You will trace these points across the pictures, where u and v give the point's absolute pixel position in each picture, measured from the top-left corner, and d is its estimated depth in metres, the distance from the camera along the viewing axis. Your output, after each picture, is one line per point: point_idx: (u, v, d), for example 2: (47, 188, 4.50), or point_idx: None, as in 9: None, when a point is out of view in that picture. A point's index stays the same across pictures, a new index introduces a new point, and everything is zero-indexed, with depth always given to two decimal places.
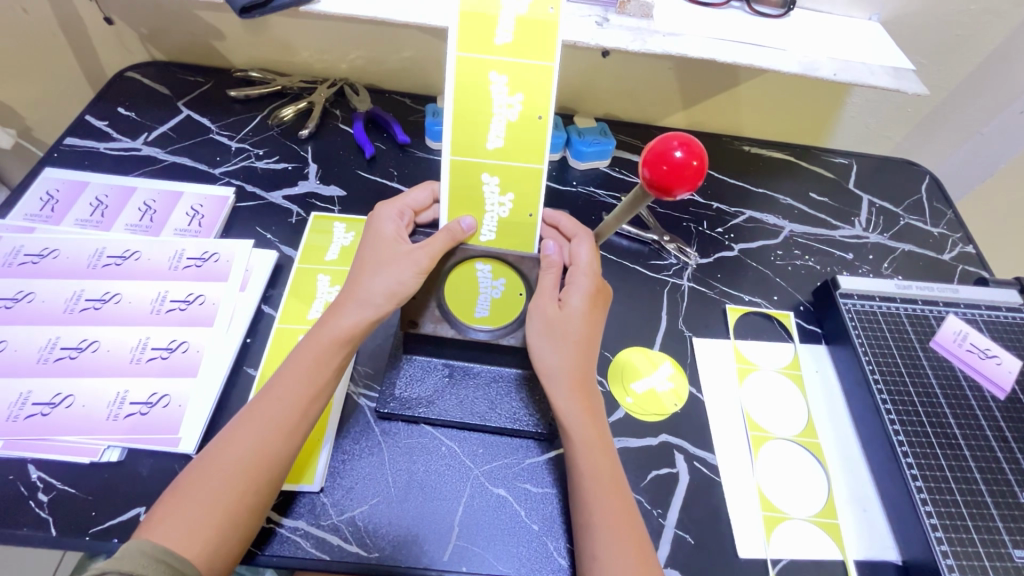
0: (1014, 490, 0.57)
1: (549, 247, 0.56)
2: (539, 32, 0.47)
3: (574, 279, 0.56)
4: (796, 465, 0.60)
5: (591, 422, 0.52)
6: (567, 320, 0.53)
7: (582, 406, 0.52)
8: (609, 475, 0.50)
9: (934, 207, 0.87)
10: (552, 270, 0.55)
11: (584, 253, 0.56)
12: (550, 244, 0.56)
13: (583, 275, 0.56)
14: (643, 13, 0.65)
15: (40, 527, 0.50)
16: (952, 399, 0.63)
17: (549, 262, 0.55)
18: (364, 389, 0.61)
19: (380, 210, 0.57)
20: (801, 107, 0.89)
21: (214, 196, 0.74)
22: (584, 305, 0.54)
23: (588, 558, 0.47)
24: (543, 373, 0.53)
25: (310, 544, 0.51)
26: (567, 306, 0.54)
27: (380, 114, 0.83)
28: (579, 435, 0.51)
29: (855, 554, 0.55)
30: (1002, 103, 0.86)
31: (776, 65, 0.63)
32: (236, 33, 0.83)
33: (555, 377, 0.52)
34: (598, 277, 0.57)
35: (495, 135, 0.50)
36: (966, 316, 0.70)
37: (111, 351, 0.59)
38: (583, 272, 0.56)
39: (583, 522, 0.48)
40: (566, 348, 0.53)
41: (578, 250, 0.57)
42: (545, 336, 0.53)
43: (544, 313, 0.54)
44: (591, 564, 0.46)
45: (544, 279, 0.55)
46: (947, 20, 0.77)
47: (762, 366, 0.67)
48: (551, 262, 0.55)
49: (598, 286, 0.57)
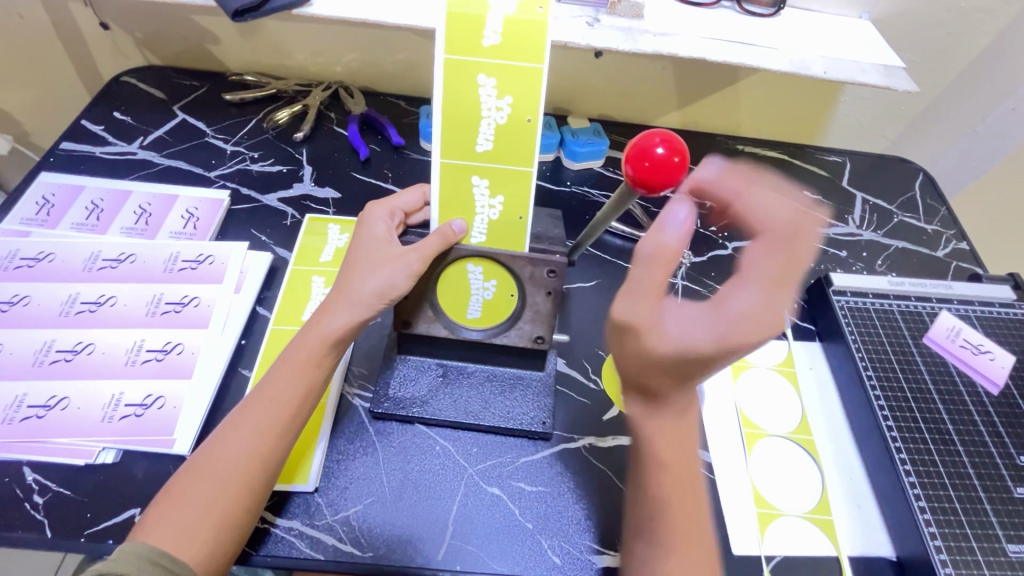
0: (1008, 484, 0.57)
1: (680, 213, 0.42)
2: (527, 32, 0.46)
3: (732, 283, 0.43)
4: (790, 463, 0.60)
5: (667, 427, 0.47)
6: (679, 342, 0.40)
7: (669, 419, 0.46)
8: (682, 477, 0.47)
9: (928, 204, 0.88)
10: (670, 255, 0.41)
11: (769, 262, 0.42)
12: (688, 211, 0.43)
13: (752, 290, 0.41)
14: (634, 13, 0.65)
15: (35, 528, 0.50)
16: (946, 395, 0.63)
17: (675, 243, 0.42)
18: (359, 389, 0.62)
19: (371, 211, 0.57)
20: (794, 106, 0.90)
21: (209, 200, 0.74)
22: (718, 329, 0.40)
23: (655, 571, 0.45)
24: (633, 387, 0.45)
25: (304, 544, 0.51)
26: (688, 323, 0.41)
27: (375, 116, 0.84)
28: (660, 459, 0.46)
29: (848, 550, 0.56)
30: (996, 99, 0.86)
31: (767, 64, 0.64)
32: (232, 37, 0.84)
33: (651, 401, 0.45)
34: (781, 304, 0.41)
35: (485, 138, 0.50)
36: (959, 312, 0.69)
37: (106, 353, 0.59)
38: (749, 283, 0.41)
39: (644, 532, 0.46)
40: (669, 369, 0.41)
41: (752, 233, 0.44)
42: (638, 340, 0.42)
43: (646, 306, 0.42)
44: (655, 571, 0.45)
45: (656, 263, 0.42)
46: (937, 17, 0.78)
47: (756, 364, 0.67)
48: (672, 241, 0.42)
49: (768, 328, 0.41)
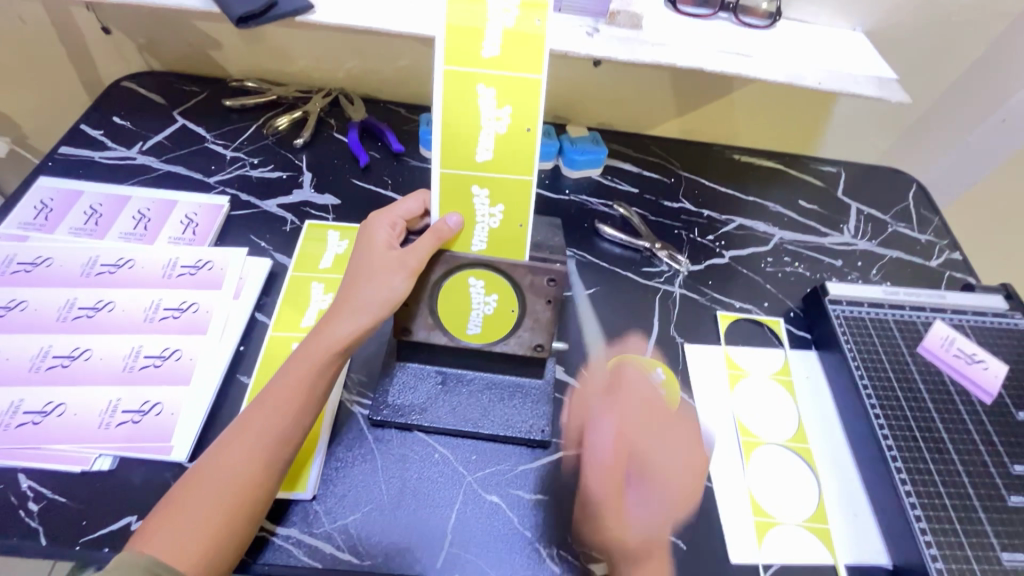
0: (1001, 492, 0.58)
1: (602, 437, 0.58)
2: (526, 43, 0.47)
3: (659, 430, 0.59)
4: (785, 470, 0.60)
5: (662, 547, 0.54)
6: (645, 531, 0.54)
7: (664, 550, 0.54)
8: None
9: (921, 214, 0.89)
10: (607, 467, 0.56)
11: (656, 446, 0.58)
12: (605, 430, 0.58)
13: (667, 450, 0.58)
14: (632, 24, 0.66)
15: (30, 536, 0.50)
16: (940, 405, 0.63)
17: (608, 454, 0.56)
18: (358, 397, 0.61)
19: (373, 222, 0.57)
20: (789, 118, 0.91)
21: (208, 205, 0.74)
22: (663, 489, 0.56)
23: None
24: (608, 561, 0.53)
25: (302, 552, 0.51)
26: (642, 515, 0.55)
27: (374, 123, 0.84)
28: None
29: (845, 558, 0.56)
30: (985, 112, 0.88)
31: (764, 74, 0.64)
32: (233, 42, 0.85)
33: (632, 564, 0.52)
34: (688, 486, 0.58)
35: (484, 147, 0.49)
36: (952, 321, 0.70)
37: (103, 359, 0.59)
38: (664, 486, 0.57)
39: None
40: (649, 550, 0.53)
41: (645, 392, 0.62)
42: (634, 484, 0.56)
43: (610, 506, 0.54)
44: None
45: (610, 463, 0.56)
46: (927, 31, 0.79)
47: (753, 372, 0.67)
48: (601, 454, 0.57)
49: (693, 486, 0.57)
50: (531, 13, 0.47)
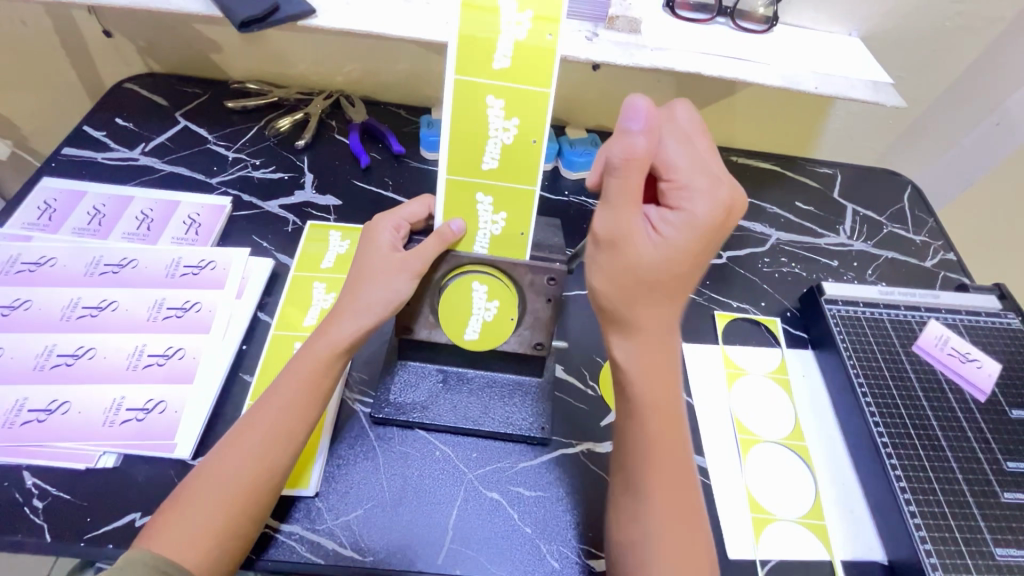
0: (995, 489, 0.59)
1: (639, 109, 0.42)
2: (536, 57, 0.47)
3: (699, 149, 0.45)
4: (782, 468, 0.61)
5: (664, 396, 0.48)
6: (658, 258, 0.44)
7: (658, 395, 0.48)
8: (667, 421, 0.48)
9: (916, 216, 0.90)
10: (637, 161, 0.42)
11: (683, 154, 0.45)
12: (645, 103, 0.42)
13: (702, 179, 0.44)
14: (631, 28, 0.67)
15: (34, 533, 0.50)
16: (935, 403, 0.64)
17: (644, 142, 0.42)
18: (360, 395, 0.62)
19: (377, 224, 0.57)
20: (786, 120, 0.92)
21: (211, 206, 0.75)
22: (687, 234, 0.44)
23: (640, 545, 0.46)
24: (607, 316, 0.47)
25: (305, 548, 0.52)
26: (661, 239, 0.44)
27: (375, 125, 0.85)
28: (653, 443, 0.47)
29: (842, 554, 0.57)
30: (978, 116, 0.89)
31: (760, 78, 0.65)
32: (235, 45, 0.85)
33: (623, 328, 0.47)
34: (718, 216, 0.45)
35: (490, 156, 0.50)
36: (946, 321, 0.71)
37: (107, 357, 0.60)
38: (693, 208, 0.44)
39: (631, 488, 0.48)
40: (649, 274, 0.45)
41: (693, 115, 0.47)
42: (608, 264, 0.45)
43: (624, 215, 0.43)
44: (634, 545, 0.46)
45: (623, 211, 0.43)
46: (921, 36, 0.81)
47: (750, 371, 0.68)
48: (637, 143, 0.42)
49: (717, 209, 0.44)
50: (545, 26, 0.47)
